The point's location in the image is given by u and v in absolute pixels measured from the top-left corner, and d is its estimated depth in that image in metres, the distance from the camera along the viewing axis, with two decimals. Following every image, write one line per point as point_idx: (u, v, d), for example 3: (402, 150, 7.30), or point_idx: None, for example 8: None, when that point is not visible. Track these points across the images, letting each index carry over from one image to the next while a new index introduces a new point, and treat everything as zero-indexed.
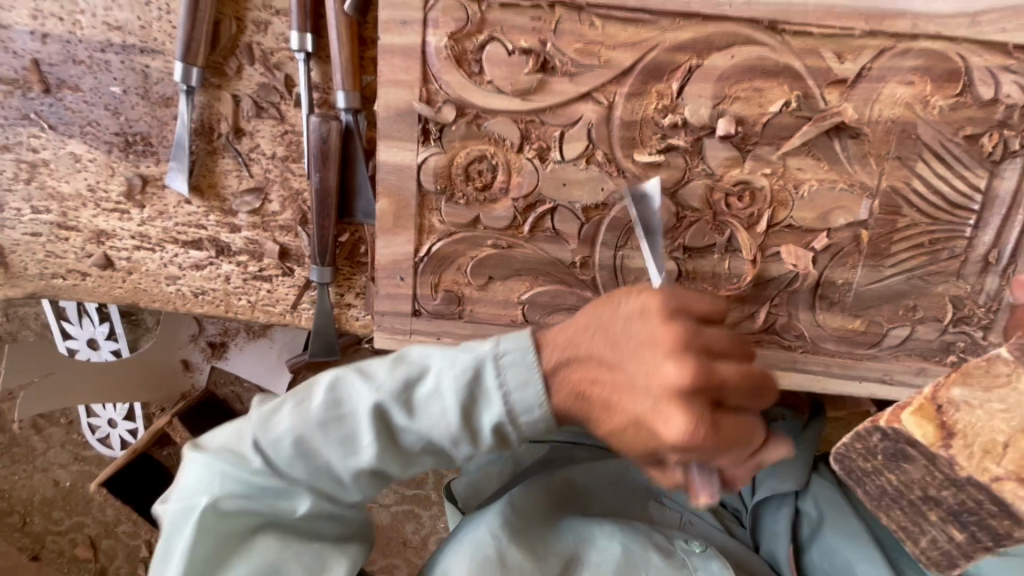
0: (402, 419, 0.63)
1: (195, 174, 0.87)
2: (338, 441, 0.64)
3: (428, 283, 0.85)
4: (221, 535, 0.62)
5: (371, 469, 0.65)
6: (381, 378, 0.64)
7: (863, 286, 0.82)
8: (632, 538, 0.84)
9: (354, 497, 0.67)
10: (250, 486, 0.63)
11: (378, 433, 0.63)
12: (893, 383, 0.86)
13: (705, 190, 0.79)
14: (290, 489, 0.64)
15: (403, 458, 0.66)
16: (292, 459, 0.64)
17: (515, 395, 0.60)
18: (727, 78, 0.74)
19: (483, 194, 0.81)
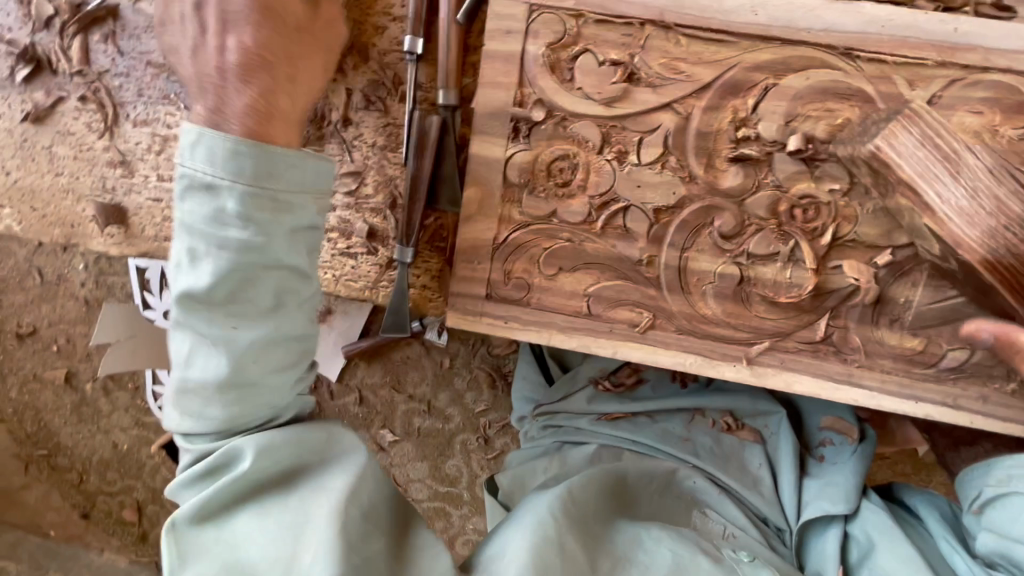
0: (232, 266, 0.63)
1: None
2: (215, 322, 0.65)
3: (502, 270, 0.92)
4: (207, 544, 0.67)
5: (247, 348, 0.66)
6: (191, 254, 0.63)
7: (925, 305, 0.85)
8: (682, 545, 0.87)
9: (287, 380, 0.71)
10: (222, 428, 0.68)
11: (260, 297, 0.65)
12: (953, 406, 0.87)
13: (773, 200, 0.84)
14: (237, 398, 0.67)
15: (221, 308, 0.64)
16: (209, 376, 0.66)
17: (251, 179, 0.62)
18: (801, 97, 0.80)
19: (562, 190, 0.88)
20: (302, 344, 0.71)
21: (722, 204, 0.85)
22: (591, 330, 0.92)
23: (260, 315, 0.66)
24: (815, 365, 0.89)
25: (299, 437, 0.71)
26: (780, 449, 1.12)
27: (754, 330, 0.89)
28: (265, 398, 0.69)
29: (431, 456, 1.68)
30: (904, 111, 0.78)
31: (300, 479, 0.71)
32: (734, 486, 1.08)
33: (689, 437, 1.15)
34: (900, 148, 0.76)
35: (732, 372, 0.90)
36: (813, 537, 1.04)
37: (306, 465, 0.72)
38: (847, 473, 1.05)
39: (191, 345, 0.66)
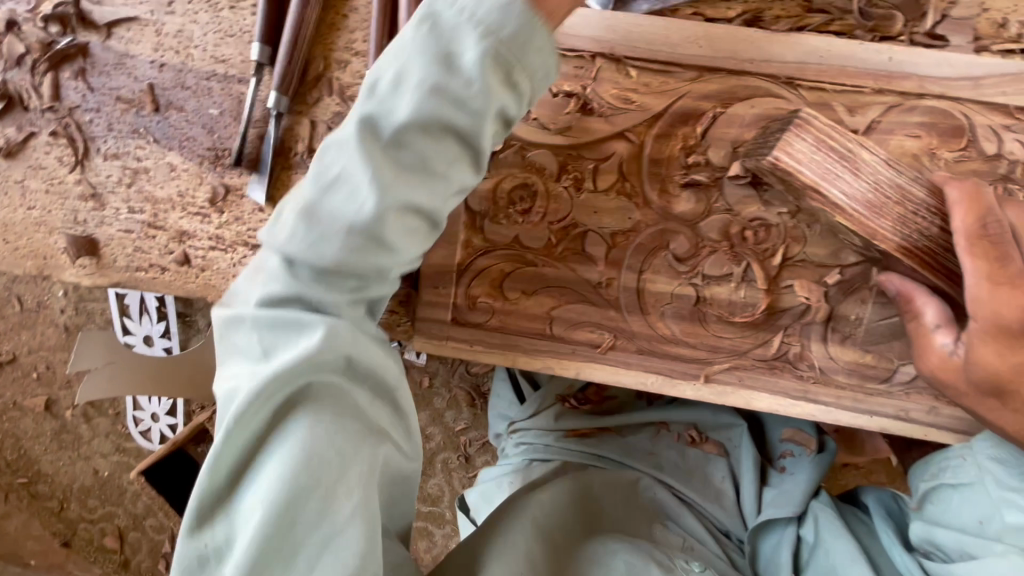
0: (467, 93, 0.60)
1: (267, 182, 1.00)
2: (400, 110, 0.61)
3: (466, 295, 0.94)
4: (265, 410, 0.61)
5: (400, 204, 0.61)
6: (428, 49, 0.61)
7: (874, 322, 0.87)
8: (635, 555, 0.89)
9: (405, 259, 0.65)
10: (313, 292, 0.62)
11: (410, 139, 0.61)
12: (907, 420, 0.89)
13: (724, 223, 0.86)
14: (362, 245, 0.61)
15: (423, 177, 0.62)
16: (365, 172, 0.60)
17: (526, 23, 0.60)
18: (747, 124, 0.83)
19: (522, 217, 0.90)
20: (433, 231, 0.67)
21: (675, 228, 0.87)
22: (553, 351, 0.94)
23: (420, 174, 0.62)
24: (772, 383, 0.91)
25: (379, 367, 0.66)
26: (742, 461, 1.13)
27: (712, 350, 0.91)
28: (381, 264, 0.63)
29: None
30: (797, 120, 0.77)
31: (362, 402, 0.65)
32: (694, 498, 1.09)
33: (655, 452, 1.17)
34: (796, 154, 0.76)
35: (692, 391, 0.92)
36: (771, 543, 1.04)
37: (365, 402, 0.66)
38: (804, 484, 1.07)
39: (338, 169, 0.61)
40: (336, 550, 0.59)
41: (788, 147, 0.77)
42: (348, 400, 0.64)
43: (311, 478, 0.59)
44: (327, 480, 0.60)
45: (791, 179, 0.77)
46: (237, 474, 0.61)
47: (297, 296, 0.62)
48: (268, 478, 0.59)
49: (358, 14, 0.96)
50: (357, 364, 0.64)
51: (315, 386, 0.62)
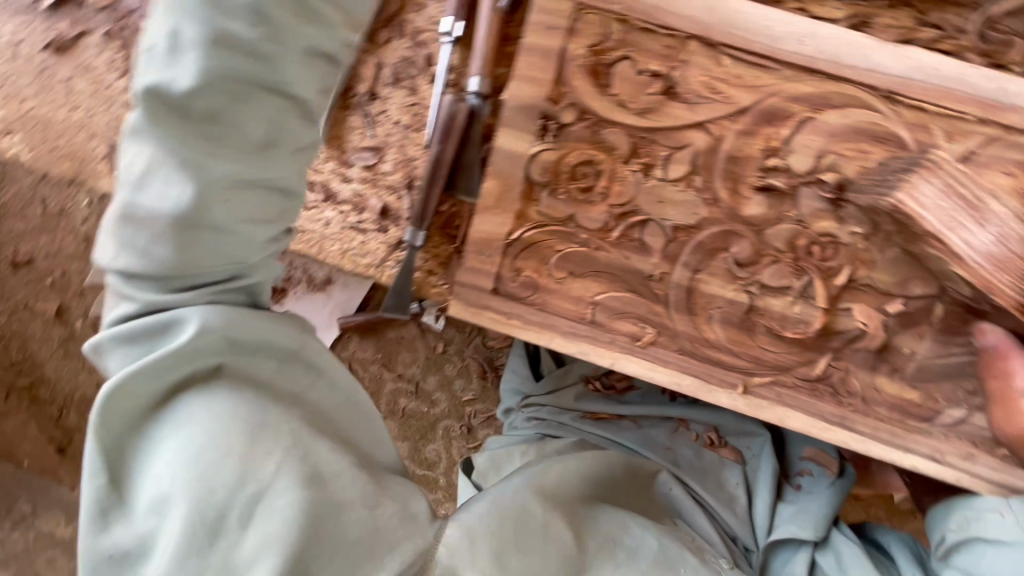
0: (276, 42, 0.57)
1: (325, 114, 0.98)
2: (209, 92, 0.56)
3: (512, 267, 0.91)
4: (159, 375, 0.61)
5: (229, 179, 0.59)
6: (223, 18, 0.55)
7: (927, 359, 0.84)
8: (667, 537, 0.89)
9: (263, 236, 0.64)
10: (174, 268, 0.60)
11: (246, 110, 0.59)
12: (939, 461, 0.88)
13: (792, 234, 0.83)
14: (185, 229, 0.58)
15: (237, 139, 0.59)
16: (157, 155, 0.57)
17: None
18: (836, 134, 0.79)
19: (583, 195, 0.86)
20: (287, 197, 0.66)
21: (741, 231, 0.84)
22: (593, 338, 0.92)
23: (224, 130, 0.58)
24: (809, 404, 0.89)
25: (273, 339, 0.67)
26: (759, 472, 1.13)
27: (754, 361, 0.88)
28: (237, 229, 0.61)
29: (413, 439, 1.67)
30: (925, 163, 0.77)
31: (256, 372, 0.66)
32: (709, 500, 1.08)
33: (671, 447, 1.16)
34: (921, 199, 0.76)
35: (726, 399, 0.90)
36: (779, 558, 1.04)
37: (257, 364, 0.66)
38: (822, 504, 1.06)
39: (166, 125, 0.57)
40: (267, 507, 0.59)
41: (911, 188, 0.77)
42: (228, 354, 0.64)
43: (234, 442, 0.59)
44: (253, 439, 0.60)
45: (912, 223, 0.77)
46: (147, 443, 0.61)
47: (149, 286, 0.61)
48: (191, 442, 0.59)
49: None
50: (247, 342, 0.65)
51: (210, 361, 0.63)
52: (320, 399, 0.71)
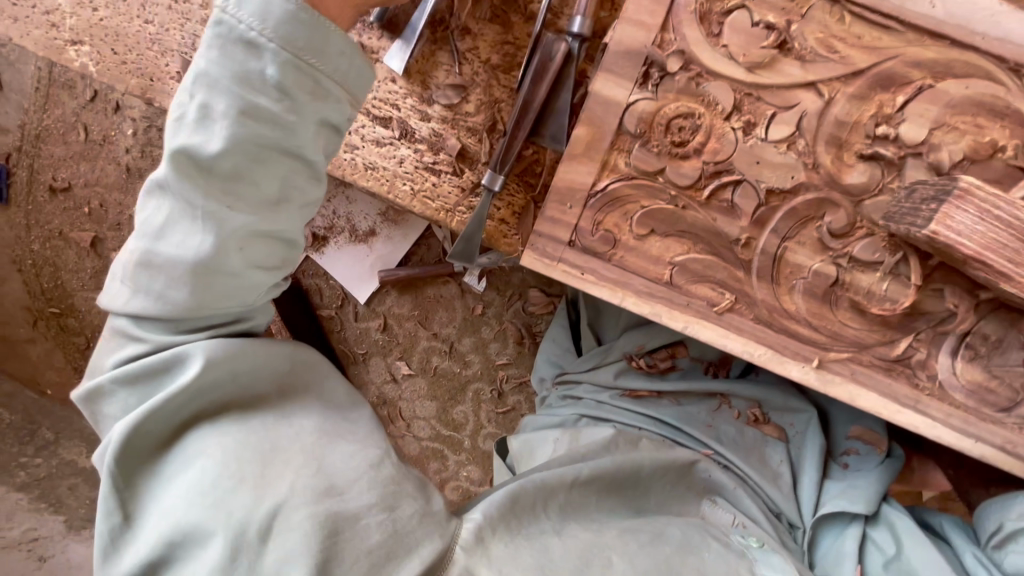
0: (291, 111, 0.67)
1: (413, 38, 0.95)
2: (221, 157, 0.65)
3: (592, 219, 0.89)
4: (203, 388, 0.70)
5: (247, 233, 0.69)
6: (249, 92, 0.65)
7: (1013, 347, 0.82)
8: (693, 529, 0.90)
9: (263, 275, 0.73)
10: (198, 305, 0.70)
11: (266, 174, 0.68)
12: (1012, 454, 0.85)
13: (892, 207, 0.80)
14: (204, 274, 0.68)
15: (268, 211, 0.70)
16: (185, 198, 0.66)
17: (321, 62, 0.68)
18: (953, 106, 0.76)
19: (677, 150, 0.84)
20: (291, 246, 0.76)
21: (838, 200, 0.81)
22: (667, 300, 0.89)
23: (249, 192, 0.68)
24: (884, 384, 0.87)
25: (268, 361, 0.75)
26: (805, 451, 1.11)
27: (833, 336, 0.86)
28: (252, 280, 0.72)
29: (441, 398, 1.69)
30: (956, 190, 0.71)
31: (263, 396, 0.75)
32: (753, 475, 1.07)
33: (713, 424, 1.15)
34: (956, 228, 0.71)
35: (799, 373, 0.88)
36: (827, 537, 1.02)
37: (266, 398, 0.75)
38: (871, 481, 1.03)
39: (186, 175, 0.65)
40: (284, 520, 0.63)
41: (945, 219, 0.71)
42: (248, 388, 0.74)
43: (246, 470, 0.65)
44: (262, 459, 0.67)
45: (950, 250, 0.73)
46: (183, 464, 0.67)
47: (159, 328, 0.71)
48: (198, 475, 0.65)
49: None
50: (246, 373, 0.73)
51: (209, 398, 0.71)
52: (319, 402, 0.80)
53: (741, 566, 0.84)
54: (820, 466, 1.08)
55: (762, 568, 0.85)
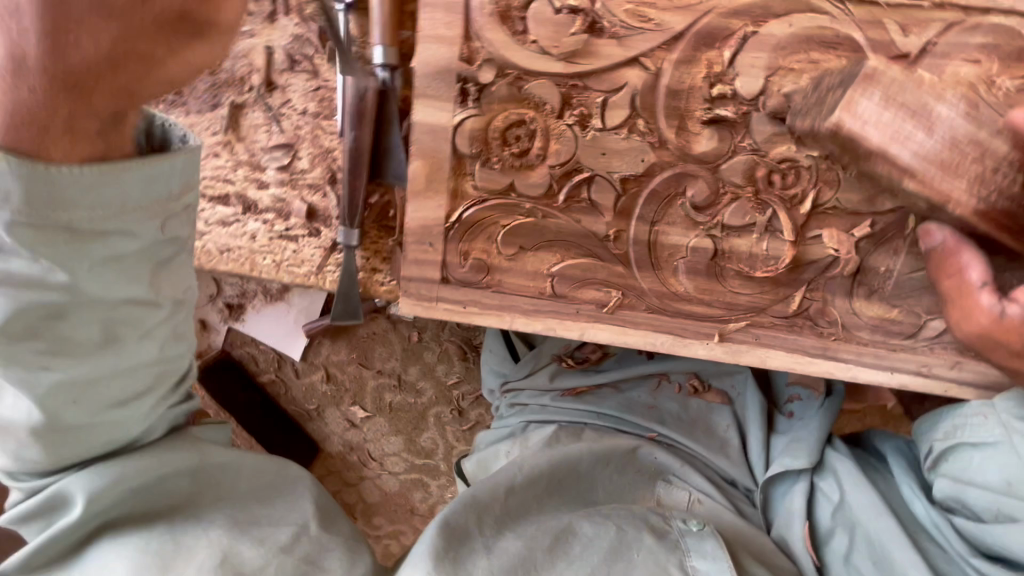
0: (82, 281, 0.54)
1: (226, 104, 0.89)
2: (23, 335, 0.54)
3: (458, 251, 0.84)
4: (112, 496, 0.64)
5: (98, 391, 0.60)
6: (20, 264, 0.51)
7: (904, 274, 0.80)
8: (627, 520, 0.88)
9: (137, 411, 0.64)
10: (77, 453, 0.62)
11: (93, 334, 0.57)
12: (928, 376, 0.85)
13: (749, 165, 0.76)
14: (57, 438, 0.60)
15: (115, 361, 0.60)
16: (2, 388, 0.56)
17: (108, 211, 0.53)
18: (782, 47, 0.71)
19: (520, 161, 0.78)
20: (176, 361, 0.68)
21: (695, 172, 0.77)
22: (555, 311, 0.86)
23: (74, 367, 0.57)
24: (790, 340, 0.84)
25: (186, 459, 0.69)
26: (749, 411, 1.10)
27: (729, 306, 0.83)
28: (136, 418, 0.65)
29: (405, 430, 1.65)
30: (862, 72, 0.66)
31: (169, 496, 0.68)
32: (699, 451, 1.07)
33: (655, 405, 1.13)
34: (863, 115, 0.66)
35: (704, 350, 0.86)
36: (778, 492, 1.03)
37: (184, 496, 0.70)
38: (814, 427, 1.03)
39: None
40: None
41: (851, 106, 0.66)
42: (161, 480, 0.67)
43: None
44: (168, 564, 0.62)
45: (854, 143, 0.67)
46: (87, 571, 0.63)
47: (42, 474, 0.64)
48: None
49: None
50: (150, 484, 0.66)
51: (110, 514, 0.65)
52: (237, 479, 0.74)
53: (670, 562, 0.82)
54: (764, 423, 1.08)
55: (694, 559, 0.83)
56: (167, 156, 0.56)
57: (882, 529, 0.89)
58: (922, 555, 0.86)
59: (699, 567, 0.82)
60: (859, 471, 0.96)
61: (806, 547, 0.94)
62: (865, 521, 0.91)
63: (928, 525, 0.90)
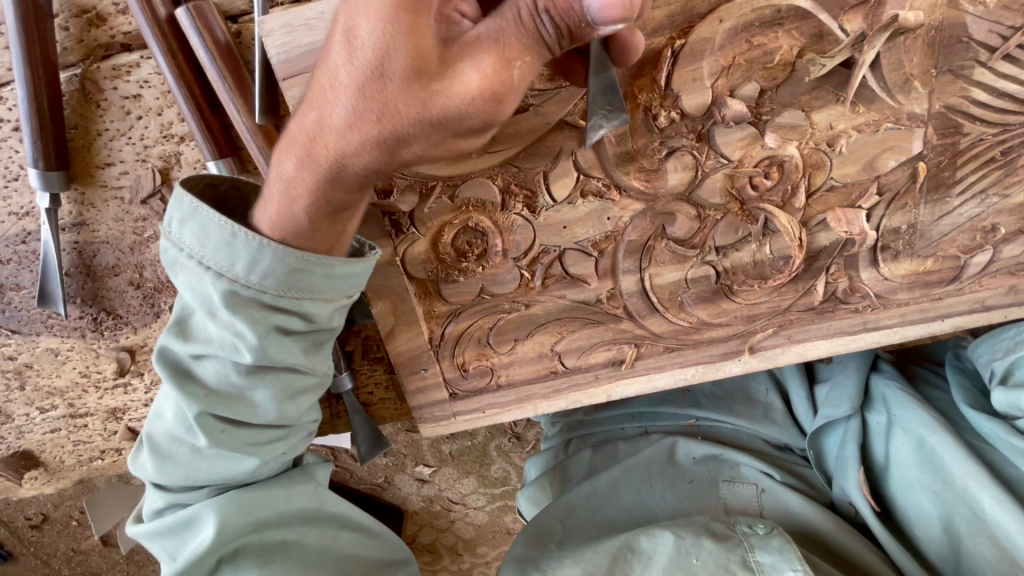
0: (263, 345, 0.61)
1: (138, 305, 0.79)
2: (227, 381, 0.64)
3: (455, 366, 0.79)
4: (237, 529, 0.68)
5: (250, 449, 0.67)
6: (217, 331, 0.61)
7: (928, 224, 0.71)
8: (684, 528, 0.78)
9: (253, 461, 0.68)
10: (187, 474, 0.67)
11: (247, 394, 0.65)
12: (985, 308, 0.78)
13: (725, 180, 0.67)
14: (215, 463, 0.67)
15: (251, 430, 0.67)
16: (182, 408, 0.65)
17: (288, 286, 0.59)
18: (721, 46, 0.59)
19: (481, 263, 0.71)
20: (303, 426, 0.73)
21: (669, 208, 0.68)
22: (574, 384, 0.81)
23: (241, 421, 0.66)
24: (824, 326, 0.78)
25: (287, 504, 0.72)
26: (785, 368, 1.02)
27: (750, 318, 0.77)
28: (242, 466, 0.67)
29: (474, 470, 1.64)
30: None
31: (287, 536, 0.71)
32: (743, 424, 0.99)
33: (688, 389, 1.05)
34: None
35: (739, 366, 0.80)
36: (832, 442, 0.93)
37: (299, 542, 0.72)
38: (852, 369, 0.94)
39: (198, 410, 0.64)
40: None
41: None
42: (278, 515, 0.71)
43: None
44: None
45: None
46: None
47: (171, 529, 0.69)
48: None
49: (146, 78, 0.65)
50: (265, 519, 0.70)
51: (232, 546, 0.68)
52: (340, 538, 0.77)
53: (730, 560, 0.73)
54: (804, 377, 1.00)
55: (757, 553, 0.74)
56: (345, 261, 0.60)
57: (944, 450, 0.81)
58: (986, 471, 0.78)
59: (764, 563, 0.72)
60: (908, 394, 0.89)
61: (863, 490, 0.84)
62: (924, 445, 0.83)
63: (995, 442, 0.81)
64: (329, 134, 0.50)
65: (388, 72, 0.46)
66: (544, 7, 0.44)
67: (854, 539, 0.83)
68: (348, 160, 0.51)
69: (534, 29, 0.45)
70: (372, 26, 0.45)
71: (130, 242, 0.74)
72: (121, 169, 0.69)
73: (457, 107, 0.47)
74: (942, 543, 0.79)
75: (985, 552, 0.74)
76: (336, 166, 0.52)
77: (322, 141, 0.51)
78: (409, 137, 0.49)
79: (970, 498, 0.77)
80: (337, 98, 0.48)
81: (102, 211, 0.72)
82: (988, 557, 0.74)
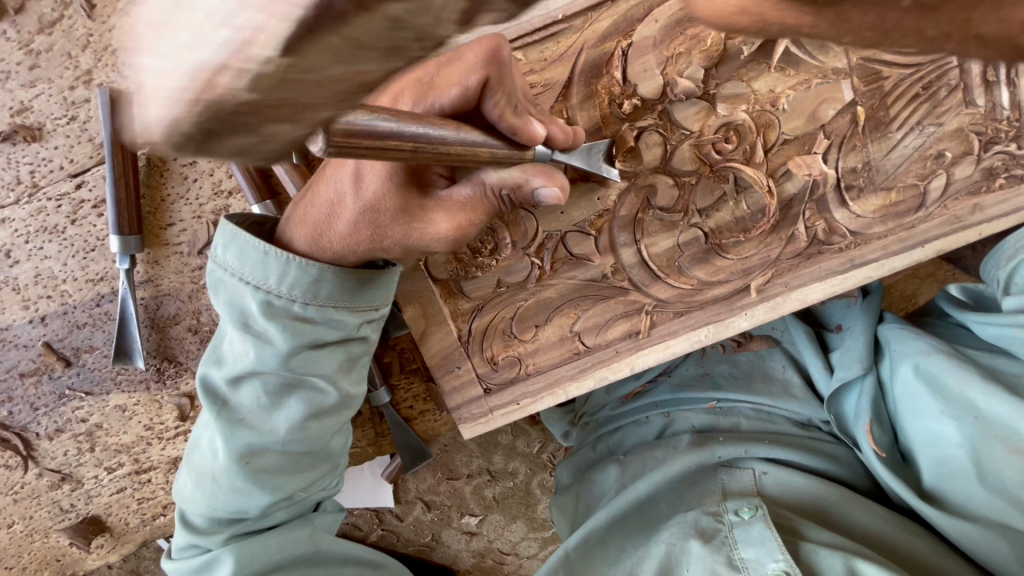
0: (291, 357, 0.66)
1: (194, 350, 0.88)
2: (258, 404, 0.68)
3: (485, 361, 0.85)
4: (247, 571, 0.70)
5: (273, 478, 0.70)
6: (251, 349, 0.66)
7: (881, 159, 0.80)
8: (675, 529, 0.83)
9: (274, 493, 0.70)
10: (211, 505, 0.71)
11: (272, 417, 0.68)
12: (959, 229, 0.85)
13: (692, 150, 0.77)
14: (234, 493, 0.69)
15: (276, 458, 0.70)
16: (218, 437, 0.68)
17: (312, 296, 0.64)
18: (661, 41, 0.72)
19: (494, 258, 0.80)
20: (325, 463, 0.75)
21: (648, 181, 0.78)
22: (596, 362, 0.87)
23: (268, 446, 0.69)
24: (816, 269, 0.84)
25: (294, 545, 0.74)
26: (797, 343, 1.04)
27: (744, 271, 0.84)
28: (258, 498, 0.70)
29: (521, 512, 1.60)
30: None
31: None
32: (762, 400, 1.00)
33: (706, 372, 1.06)
34: None
35: (748, 320, 0.85)
36: (851, 399, 0.95)
37: None
38: (860, 331, 0.97)
39: (231, 436, 0.68)
40: None
41: None
42: (280, 563, 0.73)
43: None
44: None
45: None
46: None
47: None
48: None
49: None
50: (270, 566, 0.72)
51: None
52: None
53: (717, 563, 0.77)
54: (815, 347, 1.02)
55: (741, 549, 0.78)
56: (359, 273, 0.66)
57: (938, 367, 0.84)
58: (981, 375, 0.81)
59: (748, 558, 0.76)
60: (907, 330, 0.94)
61: (871, 438, 0.86)
62: (925, 372, 0.86)
63: (1006, 345, 0.84)
64: (331, 241, 0.63)
65: (383, 211, 0.60)
66: (507, 195, 0.61)
67: (860, 509, 0.84)
68: (346, 257, 0.64)
69: (495, 204, 0.62)
70: (378, 178, 0.58)
71: (189, 291, 0.85)
72: (181, 227, 0.82)
73: (426, 241, 0.63)
74: (962, 458, 0.78)
75: (1003, 456, 0.75)
76: (333, 259, 0.64)
77: (327, 239, 0.63)
78: (388, 249, 0.64)
79: (970, 404, 0.80)
80: (339, 216, 0.61)
81: (165, 266, 0.83)
82: (1002, 458, 0.75)
